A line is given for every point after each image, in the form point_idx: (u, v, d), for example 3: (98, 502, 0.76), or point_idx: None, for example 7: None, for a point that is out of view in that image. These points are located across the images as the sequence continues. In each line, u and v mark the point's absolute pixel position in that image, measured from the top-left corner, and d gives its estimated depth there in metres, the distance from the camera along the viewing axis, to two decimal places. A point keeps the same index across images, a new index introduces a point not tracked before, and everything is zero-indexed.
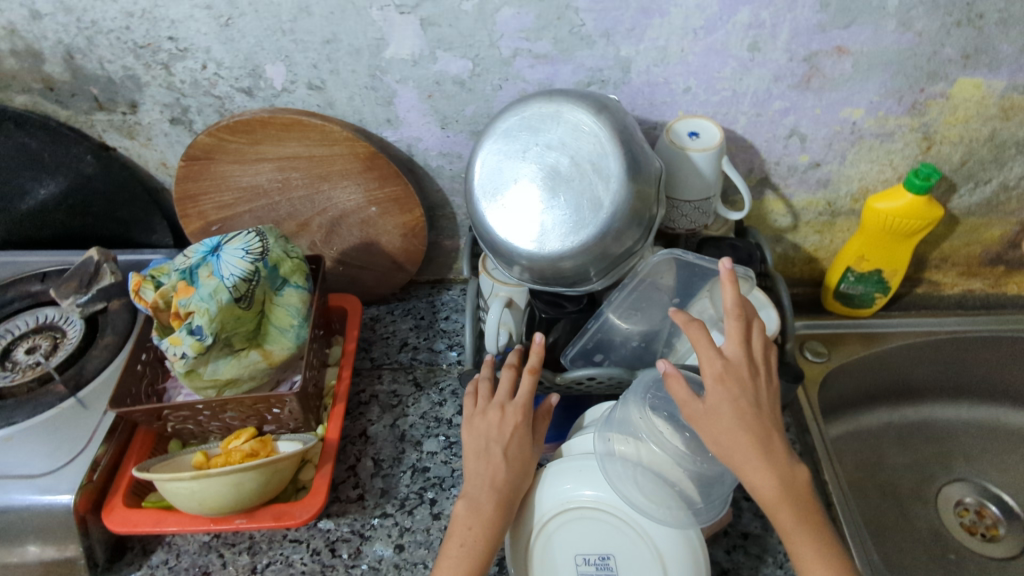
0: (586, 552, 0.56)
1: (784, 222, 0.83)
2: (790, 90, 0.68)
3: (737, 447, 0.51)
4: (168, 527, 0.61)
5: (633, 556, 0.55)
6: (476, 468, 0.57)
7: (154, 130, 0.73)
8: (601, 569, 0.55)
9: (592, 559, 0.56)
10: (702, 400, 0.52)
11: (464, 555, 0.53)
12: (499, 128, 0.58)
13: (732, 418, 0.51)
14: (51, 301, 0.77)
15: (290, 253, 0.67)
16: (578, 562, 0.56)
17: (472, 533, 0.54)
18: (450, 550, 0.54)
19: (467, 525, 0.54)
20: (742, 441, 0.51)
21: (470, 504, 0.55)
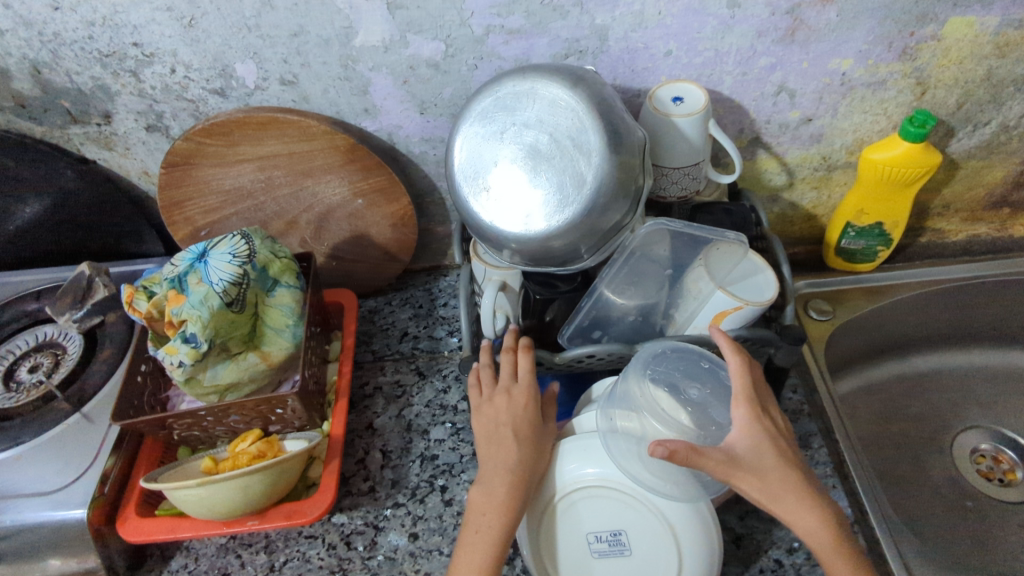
0: (597, 529, 0.56)
1: (779, 181, 0.81)
2: (775, 45, 0.66)
3: (787, 485, 0.50)
4: (183, 534, 0.61)
5: (645, 530, 0.55)
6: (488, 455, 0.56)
7: (131, 139, 0.72)
8: (614, 545, 0.55)
9: (604, 536, 0.55)
10: (739, 450, 0.50)
11: (481, 540, 0.52)
12: (475, 110, 0.56)
13: (773, 462, 0.51)
14: (49, 318, 0.77)
15: (278, 253, 0.67)
16: (590, 539, 0.56)
17: (488, 518, 0.53)
18: (467, 537, 0.53)
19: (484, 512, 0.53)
20: (790, 477, 0.51)
21: (484, 488, 0.54)
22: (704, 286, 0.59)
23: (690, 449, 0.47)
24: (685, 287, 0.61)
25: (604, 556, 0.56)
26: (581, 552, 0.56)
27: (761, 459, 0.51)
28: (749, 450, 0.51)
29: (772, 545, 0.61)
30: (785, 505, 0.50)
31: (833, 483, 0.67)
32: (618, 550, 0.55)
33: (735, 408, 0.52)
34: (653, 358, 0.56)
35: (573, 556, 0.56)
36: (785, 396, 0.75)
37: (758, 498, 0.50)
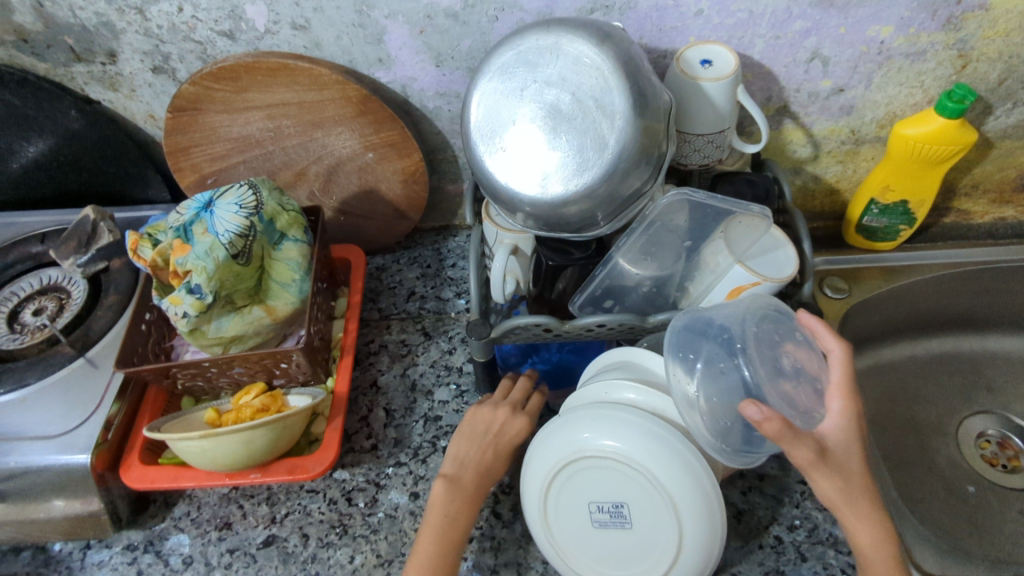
0: (599, 500, 0.55)
1: (804, 153, 0.78)
2: (813, 8, 0.63)
3: (864, 492, 0.50)
4: (185, 483, 0.62)
5: (647, 507, 0.53)
6: (466, 451, 0.59)
7: (137, 80, 0.69)
8: (615, 517, 0.55)
9: (605, 507, 0.55)
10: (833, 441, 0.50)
11: (447, 526, 0.55)
12: (495, 65, 0.54)
13: (856, 461, 0.50)
14: (53, 261, 0.76)
15: (286, 206, 0.65)
16: (591, 509, 0.56)
17: (452, 512, 0.56)
18: (432, 522, 0.55)
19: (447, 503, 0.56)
20: (867, 484, 0.51)
21: (454, 482, 0.57)
22: (723, 260, 0.58)
23: (787, 424, 0.46)
24: (701, 260, 0.60)
25: (604, 525, 0.56)
26: (583, 520, 0.56)
27: (848, 457, 0.50)
28: (839, 446, 0.50)
29: (773, 521, 0.61)
30: (854, 512, 0.50)
31: None
32: (619, 522, 0.55)
33: (831, 402, 0.50)
34: (735, 310, 0.55)
35: (575, 522, 0.56)
36: None
37: (835, 499, 0.50)
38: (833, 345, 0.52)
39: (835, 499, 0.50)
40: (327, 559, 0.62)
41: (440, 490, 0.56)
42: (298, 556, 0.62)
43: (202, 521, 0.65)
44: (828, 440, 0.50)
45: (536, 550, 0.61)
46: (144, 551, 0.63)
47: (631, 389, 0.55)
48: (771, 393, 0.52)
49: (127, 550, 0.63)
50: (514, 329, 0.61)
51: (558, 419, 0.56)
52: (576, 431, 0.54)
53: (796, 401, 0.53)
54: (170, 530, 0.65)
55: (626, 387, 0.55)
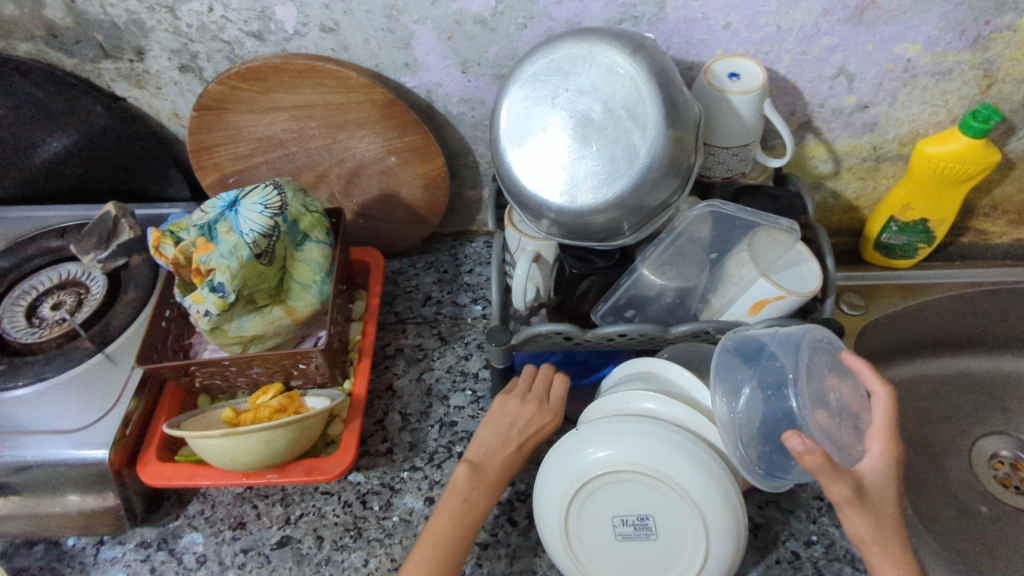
0: (624, 513, 0.55)
1: (824, 169, 0.78)
2: (841, 24, 0.63)
3: (894, 534, 0.51)
4: (202, 481, 0.62)
5: (675, 518, 0.53)
6: (491, 441, 0.59)
7: (163, 78, 0.70)
8: (639, 529, 0.55)
9: (630, 520, 0.55)
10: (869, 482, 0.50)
11: (464, 510, 0.56)
12: (526, 73, 0.54)
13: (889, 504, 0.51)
14: (73, 256, 0.77)
15: (310, 207, 0.65)
16: (615, 522, 0.55)
17: (470, 500, 0.56)
18: (449, 505, 0.56)
19: (468, 487, 0.57)
20: (896, 526, 0.51)
21: (477, 469, 0.58)
22: (747, 273, 0.57)
23: (826, 461, 0.47)
24: (725, 272, 0.60)
25: (628, 538, 0.55)
26: (606, 532, 0.55)
27: (883, 500, 0.51)
28: (873, 486, 0.50)
29: (790, 536, 0.61)
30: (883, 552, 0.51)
31: None
32: (644, 534, 0.55)
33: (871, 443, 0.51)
34: (782, 333, 0.55)
35: (597, 535, 0.55)
36: None
37: (865, 537, 0.51)
38: (878, 386, 0.52)
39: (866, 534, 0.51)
40: (341, 562, 0.62)
41: (463, 474, 0.57)
42: (312, 558, 0.62)
43: (216, 520, 0.65)
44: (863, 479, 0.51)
45: (551, 558, 0.61)
46: (157, 548, 0.63)
47: (651, 398, 0.55)
48: (816, 426, 0.51)
49: (141, 547, 0.64)
50: (535, 336, 0.61)
51: (583, 428, 0.55)
52: (609, 444, 0.53)
53: (838, 436, 0.52)
54: (184, 528, 0.65)
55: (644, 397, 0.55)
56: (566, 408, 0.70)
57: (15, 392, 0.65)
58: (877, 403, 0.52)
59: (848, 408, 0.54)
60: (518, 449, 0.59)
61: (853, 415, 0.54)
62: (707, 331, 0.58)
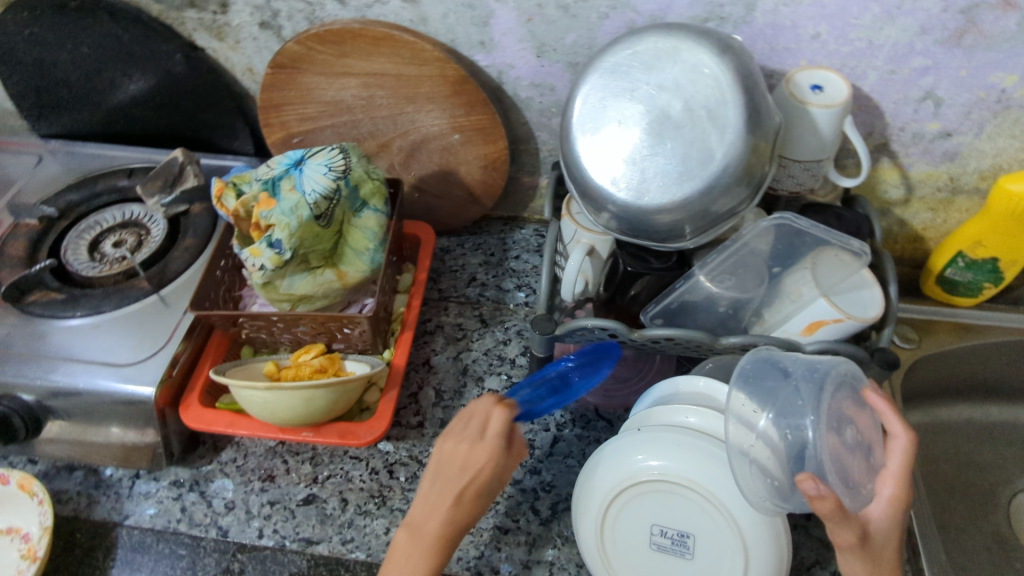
0: (665, 525, 0.54)
1: (894, 195, 0.75)
2: (936, 45, 0.60)
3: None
4: (240, 430, 0.63)
5: (716, 543, 0.53)
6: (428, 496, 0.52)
7: (243, 33, 0.71)
8: (677, 544, 0.54)
9: (670, 533, 0.54)
10: (875, 527, 0.49)
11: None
12: (607, 63, 0.53)
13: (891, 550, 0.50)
14: (137, 198, 0.79)
15: (371, 175, 0.66)
16: (653, 531, 0.55)
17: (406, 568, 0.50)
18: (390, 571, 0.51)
19: (406, 553, 0.51)
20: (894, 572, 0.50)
21: (413, 531, 0.51)
22: (806, 291, 0.56)
23: (839, 509, 0.44)
24: (783, 287, 0.58)
25: (662, 550, 0.55)
26: (642, 538, 0.55)
27: (886, 545, 0.49)
28: (879, 532, 0.49)
29: (815, 564, 0.60)
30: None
31: None
32: (680, 550, 0.54)
33: (881, 486, 0.50)
34: (809, 361, 0.52)
35: (632, 539, 0.55)
36: None
37: None
38: (898, 431, 0.50)
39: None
40: (363, 527, 0.63)
41: (399, 539, 0.51)
42: (335, 519, 0.63)
43: (247, 469, 0.67)
44: (869, 524, 0.49)
45: (570, 552, 0.61)
46: (189, 489, 0.66)
47: (695, 412, 0.54)
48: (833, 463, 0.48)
49: (174, 485, 0.66)
50: (579, 330, 0.60)
51: (640, 432, 0.54)
52: (667, 455, 0.52)
53: (851, 474, 0.49)
54: (216, 473, 0.67)
55: (691, 411, 0.54)
56: (600, 405, 0.70)
57: (71, 322, 0.67)
58: (894, 447, 0.51)
59: (865, 446, 0.51)
60: (456, 503, 0.51)
61: (866, 453, 0.51)
62: (758, 346, 0.56)
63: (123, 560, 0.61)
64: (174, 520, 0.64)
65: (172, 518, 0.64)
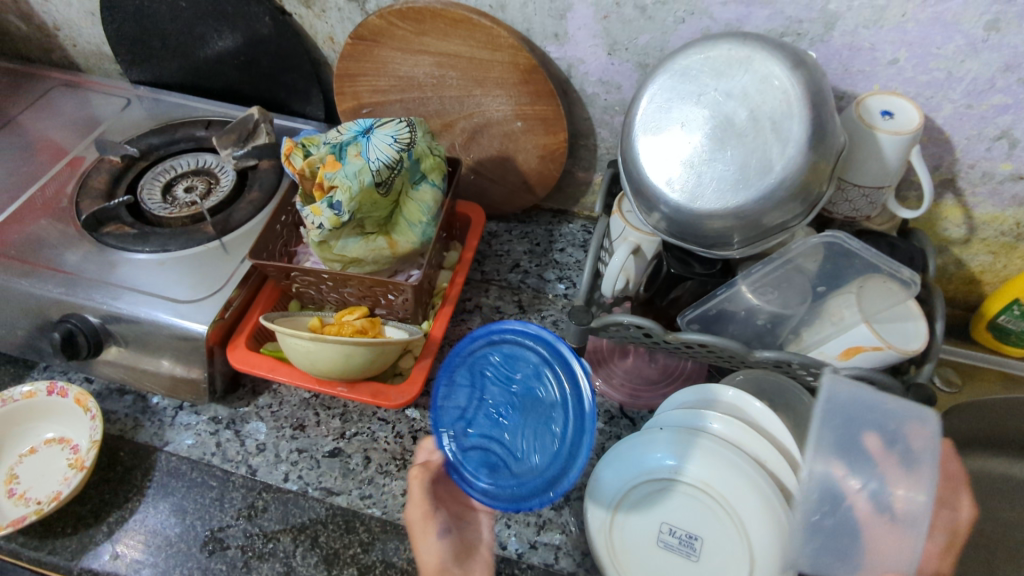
0: (675, 525, 0.55)
1: (955, 233, 0.74)
2: (1019, 84, 0.59)
3: None
4: (280, 377, 0.66)
5: (724, 549, 0.53)
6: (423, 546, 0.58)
7: (329, 3, 0.74)
8: (684, 545, 0.55)
9: (678, 533, 0.55)
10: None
11: None
12: (677, 65, 0.54)
13: None
14: (212, 148, 0.83)
15: (433, 150, 0.68)
16: (662, 529, 0.55)
17: None
18: None
19: None
20: None
21: None
22: (849, 315, 0.56)
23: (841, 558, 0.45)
24: (825, 309, 0.58)
25: (669, 549, 0.55)
26: (650, 534, 0.56)
27: None
28: None
29: None
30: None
31: None
32: (686, 551, 0.55)
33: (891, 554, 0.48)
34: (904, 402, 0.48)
35: (640, 532, 0.56)
36: None
37: None
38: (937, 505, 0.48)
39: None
40: (382, 486, 0.65)
41: None
42: (357, 474, 0.66)
43: (281, 416, 0.70)
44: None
45: (577, 540, 0.62)
46: (226, 427, 0.70)
47: (718, 418, 0.55)
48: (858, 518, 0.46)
49: (212, 421, 0.70)
50: (614, 325, 0.62)
51: (662, 430, 0.55)
52: (685, 455, 0.53)
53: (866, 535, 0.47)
54: (252, 415, 0.71)
55: (715, 417, 0.55)
56: (625, 403, 0.71)
57: (139, 256, 0.72)
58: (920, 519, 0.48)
59: None
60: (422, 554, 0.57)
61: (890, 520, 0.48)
62: (791, 363, 0.56)
63: (159, 483, 0.66)
64: (208, 453, 0.68)
65: (207, 451, 0.68)
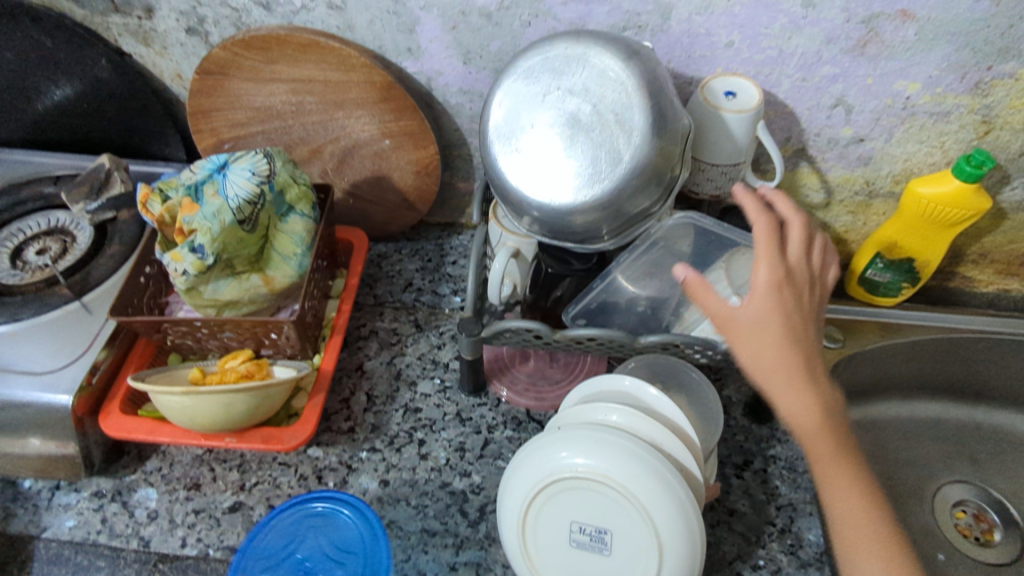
0: (583, 522, 0.55)
1: (815, 198, 0.78)
2: (843, 54, 0.63)
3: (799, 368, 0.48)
4: (160, 437, 0.62)
5: (631, 536, 0.53)
6: None
7: (169, 38, 0.70)
8: (595, 540, 0.55)
9: (588, 530, 0.54)
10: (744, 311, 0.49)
11: None
12: (521, 67, 0.55)
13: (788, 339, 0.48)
14: (63, 205, 0.77)
15: (297, 179, 0.66)
16: (574, 529, 0.55)
17: None
18: None
19: None
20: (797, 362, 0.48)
21: None
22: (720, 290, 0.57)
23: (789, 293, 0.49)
24: None
25: (581, 547, 0.55)
26: (562, 540, 0.55)
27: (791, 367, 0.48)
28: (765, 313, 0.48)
29: (736, 558, 0.61)
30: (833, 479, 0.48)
31: (810, 508, 0.64)
32: (599, 546, 0.54)
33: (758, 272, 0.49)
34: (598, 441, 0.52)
35: (553, 543, 0.55)
36: (778, 415, 0.72)
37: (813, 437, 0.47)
38: None
39: (750, 366, 0.48)
40: None
41: None
42: None
43: (172, 478, 0.66)
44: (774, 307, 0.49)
45: (496, 553, 0.61)
46: (111, 499, 0.64)
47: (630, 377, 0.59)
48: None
49: (95, 496, 0.65)
50: (504, 331, 0.61)
51: (561, 430, 0.55)
52: (606, 415, 0.56)
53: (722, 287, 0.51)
54: (140, 483, 0.66)
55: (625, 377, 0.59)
56: (531, 407, 0.71)
57: None
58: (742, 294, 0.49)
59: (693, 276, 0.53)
60: None
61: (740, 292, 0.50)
62: (677, 344, 0.58)
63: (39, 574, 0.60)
64: (93, 531, 0.62)
65: (92, 529, 0.62)
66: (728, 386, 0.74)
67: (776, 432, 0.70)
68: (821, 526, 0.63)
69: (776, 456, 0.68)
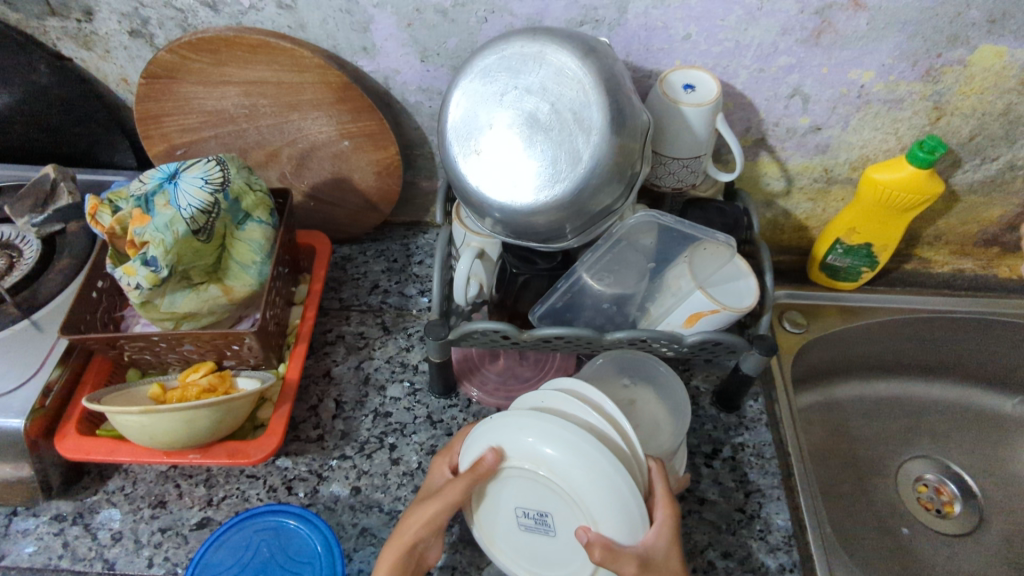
0: (527, 507, 0.54)
1: (776, 187, 0.79)
2: (798, 45, 0.63)
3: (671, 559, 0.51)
4: (121, 457, 0.60)
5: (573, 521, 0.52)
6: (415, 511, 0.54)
7: (112, 42, 0.67)
8: (539, 524, 0.54)
9: (532, 514, 0.54)
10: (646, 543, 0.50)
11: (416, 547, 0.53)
12: (477, 66, 0.54)
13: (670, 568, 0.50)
14: (7, 218, 0.74)
15: (253, 185, 0.64)
16: (519, 512, 0.54)
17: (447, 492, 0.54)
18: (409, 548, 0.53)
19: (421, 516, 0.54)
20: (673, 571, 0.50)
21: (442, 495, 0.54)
22: (684, 285, 0.58)
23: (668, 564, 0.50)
24: (664, 282, 0.60)
25: (529, 529, 0.55)
26: (510, 521, 0.55)
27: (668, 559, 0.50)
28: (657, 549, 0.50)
29: (708, 546, 0.62)
30: None
31: (778, 493, 0.66)
32: (543, 529, 0.54)
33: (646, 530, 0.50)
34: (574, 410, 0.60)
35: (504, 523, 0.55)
36: (745, 402, 0.73)
37: None
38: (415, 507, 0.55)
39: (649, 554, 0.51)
40: None
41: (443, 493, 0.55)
42: None
43: (136, 497, 0.64)
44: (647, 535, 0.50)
45: (471, 556, 0.61)
46: (72, 523, 0.62)
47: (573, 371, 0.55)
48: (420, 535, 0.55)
49: (55, 520, 0.62)
50: (472, 333, 0.61)
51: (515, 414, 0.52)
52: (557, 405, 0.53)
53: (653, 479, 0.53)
54: (102, 503, 0.64)
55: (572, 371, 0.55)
56: (501, 406, 0.71)
57: None
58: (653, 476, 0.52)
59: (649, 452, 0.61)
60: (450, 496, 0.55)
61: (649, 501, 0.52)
62: (643, 340, 0.57)
63: None
64: (55, 557, 0.60)
65: (53, 554, 0.60)
66: (697, 375, 0.75)
67: (743, 419, 0.71)
68: (789, 511, 0.65)
69: (744, 444, 0.69)
